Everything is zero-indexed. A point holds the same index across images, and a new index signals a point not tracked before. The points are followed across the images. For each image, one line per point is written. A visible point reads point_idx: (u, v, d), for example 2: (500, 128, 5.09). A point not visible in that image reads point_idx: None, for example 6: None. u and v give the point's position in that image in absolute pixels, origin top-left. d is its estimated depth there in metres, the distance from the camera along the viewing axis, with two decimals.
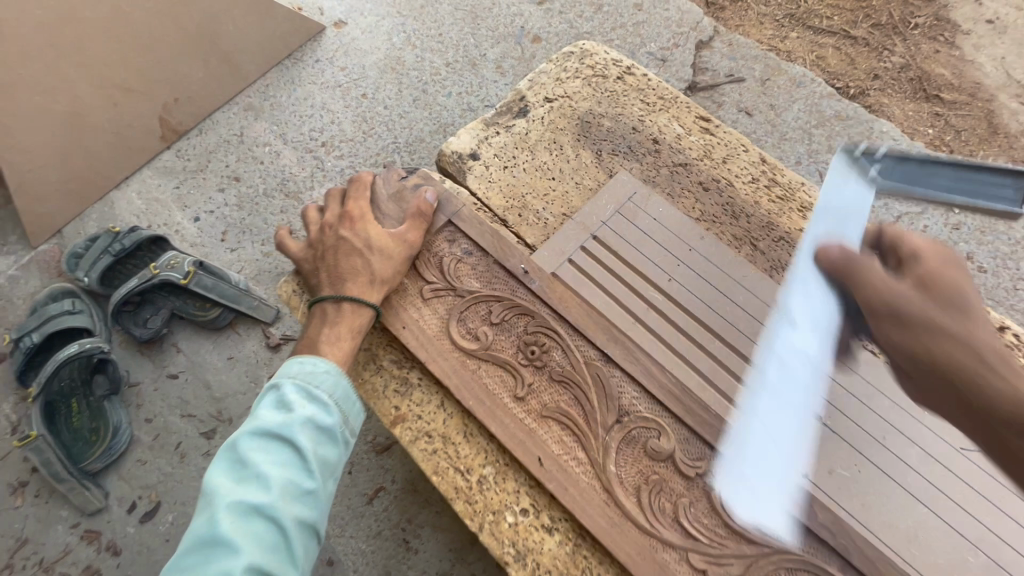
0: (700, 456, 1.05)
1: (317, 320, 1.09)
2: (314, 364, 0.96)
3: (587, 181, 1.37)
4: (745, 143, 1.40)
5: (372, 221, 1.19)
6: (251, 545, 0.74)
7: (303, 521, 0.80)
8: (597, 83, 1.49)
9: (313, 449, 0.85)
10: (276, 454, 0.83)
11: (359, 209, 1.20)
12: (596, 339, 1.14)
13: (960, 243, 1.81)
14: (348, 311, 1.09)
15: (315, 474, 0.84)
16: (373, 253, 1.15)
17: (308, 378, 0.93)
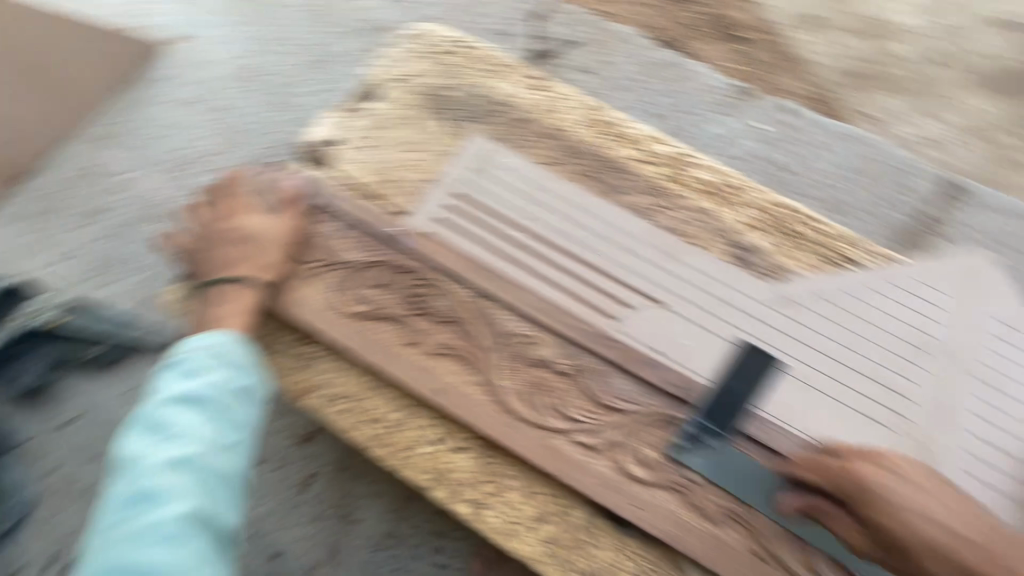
0: (571, 356, 1.24)
1: (203, 303, 1.17)
2: (215, 336, 1.06)
3: (442, 147, 1.50)
4: (573, 94, 1.61)
5: (244, 210, 1.27)
6: (184, 493, 0.87)
7: (230, 469, 0.94)
8: (437, 59, 1.62)
9: (226, 408, 0.98)
10: (192, 417, 0.94)
11: (229, 202, 1.28)
12: (469, 280, 1.30)
13: (772, 154, 2.17)
14: (234, 288, 1.18)
15: (229, 428, 0.96)
16: (250, 239, 1.23)
17: (210, 348, 1.04)
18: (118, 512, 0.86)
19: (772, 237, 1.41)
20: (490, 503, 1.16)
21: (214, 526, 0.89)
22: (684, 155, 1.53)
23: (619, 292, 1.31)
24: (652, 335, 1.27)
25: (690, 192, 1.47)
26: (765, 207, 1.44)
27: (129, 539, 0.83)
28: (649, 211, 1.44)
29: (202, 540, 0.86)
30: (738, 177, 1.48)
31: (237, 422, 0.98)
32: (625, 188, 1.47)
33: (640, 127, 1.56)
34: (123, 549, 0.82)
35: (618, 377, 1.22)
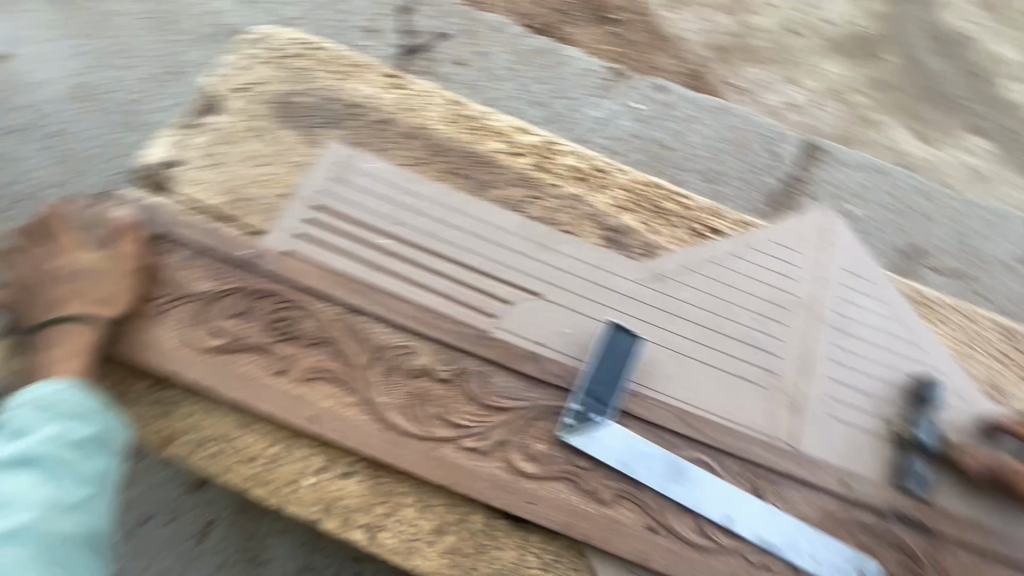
0: (452, 360, 1.21)
1: (43, 351, 1.08)
2: (50, 387, 1.00)
3: (298, 158, 1.42)
4: (435, 90, 1.56)
5: (78, 248, 1.16)
6: (27, 562, 0.84)
7: (80, 526, 0.92)
8: (284, 63, 1.52)
9: (67, 464, 0.94)
10: (28, 479, 0.91)
11: (59, 241, 1.17)
12: (337, 296, 1.24)
13: (650, 131, 2.25)
14: (78, 331, 1.10)
15: (77, 483, 0.93)
16: (88, 276, 1.13)
17: (46, 402, 0.98)
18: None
19: (640, 217, 1.47)
20: (384, 524, 1.13)
21: None
22: (552, 143, 1.53)
23: (495, 288, 1.30)
24: (531, 327, 1.27)
25: (559, 179, 1.48)
26: (631, 188, 1.50)
27: None
28: (521, 202, 1.43)
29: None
30: (603, 161, 1.54)
31: (82, 479, 0.94)
32: (494, 182, 1.45)
33: (504, 119, 1.55)
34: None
35: (501, 374, 1.21)
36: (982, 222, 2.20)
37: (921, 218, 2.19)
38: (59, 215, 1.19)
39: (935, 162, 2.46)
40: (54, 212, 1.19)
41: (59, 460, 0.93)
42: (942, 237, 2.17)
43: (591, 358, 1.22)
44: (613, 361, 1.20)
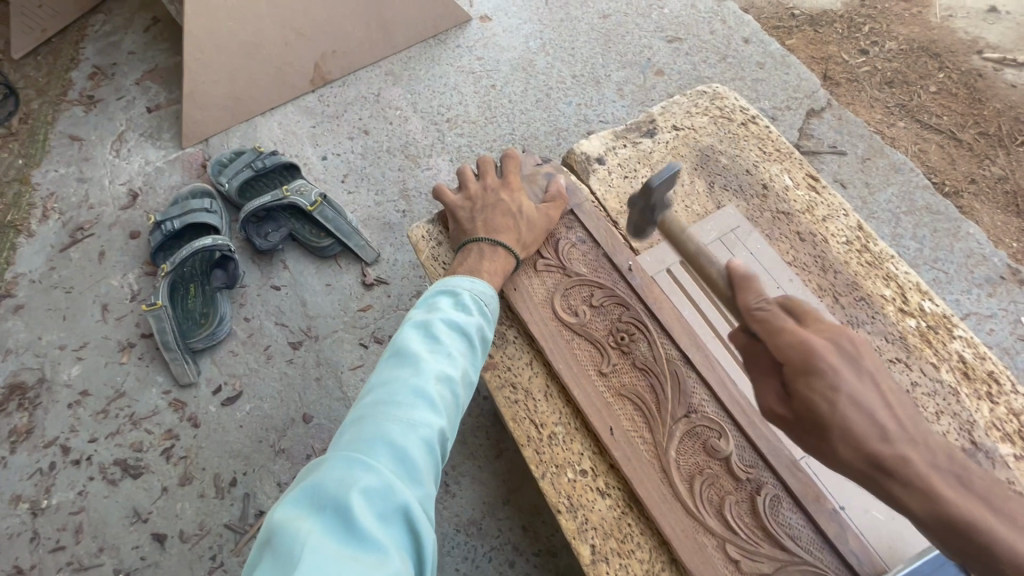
0: (752, 464, 1.17)
1: (474, 256, 1.28)
2: (482, 285, 1.19)
3: (696, 206, 1.53)
4: (846, 208, 1.52)
5: (521, 195, 1.38)
6: (444, 409, 0.95)
7: (463, 405, 1.02)
8: (722, 123, 1.63)
9: (477, 352, 1.09)
10: (460, 346, 1.06)
11: (510, 183, 1.39)
12: (680, 341, 1.28)
13: (1020, 354, 1.90)
14: (501, 256, 1.28)
15: (477, 372, 1.07)
16: (521, 218, 1.34)
17: (478, 294, 1.17)
18: (388, 392, 0.93)
19: (1019, 453, 1.23)
20: (611, 560, 1.13)
21: (444, 452, 0.95)
22: (946, 319, 1.38)
23: None
24: (842, 489, 1.16)
25: (940, 361, 1.32)
26: (1020, 417, 1.27)
27: (403, 424, 0.88)
28: (886, 360, 1.32)
29: (440, 458, 0.91)
30: (998, 369, 1.32)
31: (479, 370, 1.08)
32: (867, 324, 1.37)
33: (906, 271, 1.43)
34: (389, 429, 0.87)
35: (794, 512, 1.12)
36: None
37: None
38: (515, 166, 1.43)
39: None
40: (512, 161, 1.44)
41: (476, 346, 1.09)
42: None
43: (916, 571, 1.01)
44: None
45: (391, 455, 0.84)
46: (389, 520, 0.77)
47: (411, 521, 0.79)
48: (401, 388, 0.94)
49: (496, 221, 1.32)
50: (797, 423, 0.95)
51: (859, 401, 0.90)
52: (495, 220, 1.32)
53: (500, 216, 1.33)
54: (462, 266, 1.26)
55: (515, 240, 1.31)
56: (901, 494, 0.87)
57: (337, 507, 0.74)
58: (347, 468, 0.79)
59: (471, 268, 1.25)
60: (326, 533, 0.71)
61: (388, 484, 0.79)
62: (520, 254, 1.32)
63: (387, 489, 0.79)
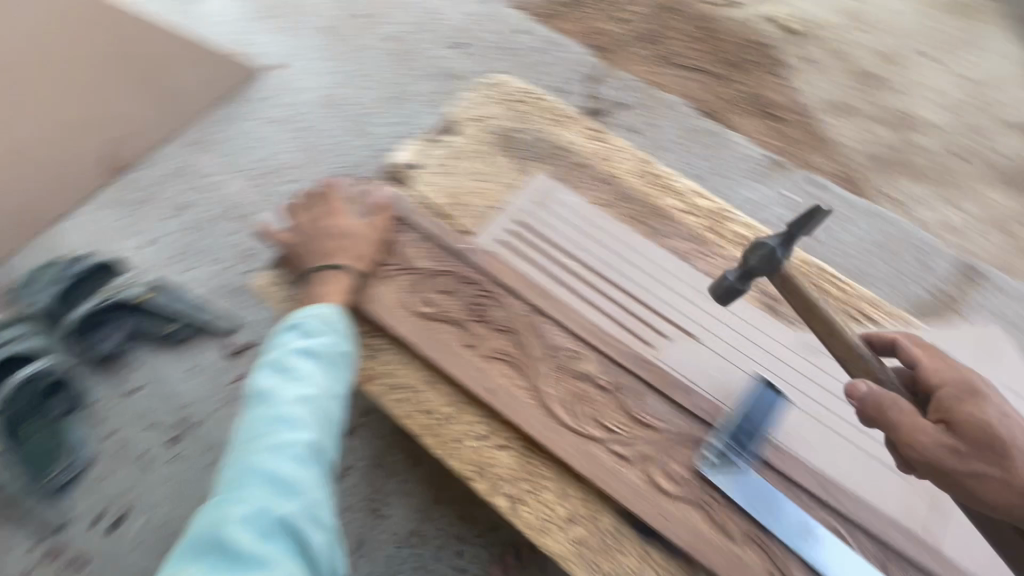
0: (612, 373, 1.35)
1: (315, 284, 1.33)
2: (325, 305, 1.19)
3: (510, 181, 1.67)
4: (628, 146, 1.80)
5: (343, 215, 1.44)
6: (311, 425, 1.00)
7: (337, 417, 1.06)
8: (511, 105, 1.85)
9: (339, 362, 1.12)
10: (314, 365, 1.08)
11: (330, 207, 1.45)
12: (526, 295, 1.44)
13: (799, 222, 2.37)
14: (338, 277, 1.35)
15: (343, 380, 1.11)
16: (348, 236, 1.41)
17: (327, 317, 1.16)
18: (253, 428, 0.98)
19: (800, 291, 1.56)
20: (526, 499, 1.26)
21: (328, 461, 1.00)
22: (723, 210, 1.70)
23: (660, 324, 1.44)
24: (688, 367, 1.39)
25: (727, 244, 1.64)
26: (794, 263, 1.60)
27: (268, 453, 0.94)
28: (691, 256, 1.60)
29: (319, 467, 0.97)
30: (769, 235, 1.66)
31: (346, 378, 1.12)
32: (669, 233, 1.63)
33: (685, 181, 1.74)
34: (255, 462, 0.93)
35: (654, 397, 1.33)
36: None
37: None
38: (332, 189, 1.50)
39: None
40: (328, 186, 1.50)
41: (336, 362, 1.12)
42: None
43: (739, 407, 1.33)
44: (758, 416, 1.31)
45: (262, 484, 0.90)
46: (270, 537, 0.85)
47: (293, 530, 0.87)
48: (260, 426, 0.98)
49: (325, 247, 1.39)
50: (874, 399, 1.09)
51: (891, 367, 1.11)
52: (324, 246, 1.39)
53: (327, 241, 1.39)
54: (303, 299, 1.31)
55: (350, 257, 1.38)
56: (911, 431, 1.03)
57: (215, 545, 0.82)
58: (221, 510, 0.87)
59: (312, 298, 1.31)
60: (209, 569, 0.80)
61: (259, 509, 0.86)
62: (361, 268, 1.40)
63: (261, 515, 0.86)
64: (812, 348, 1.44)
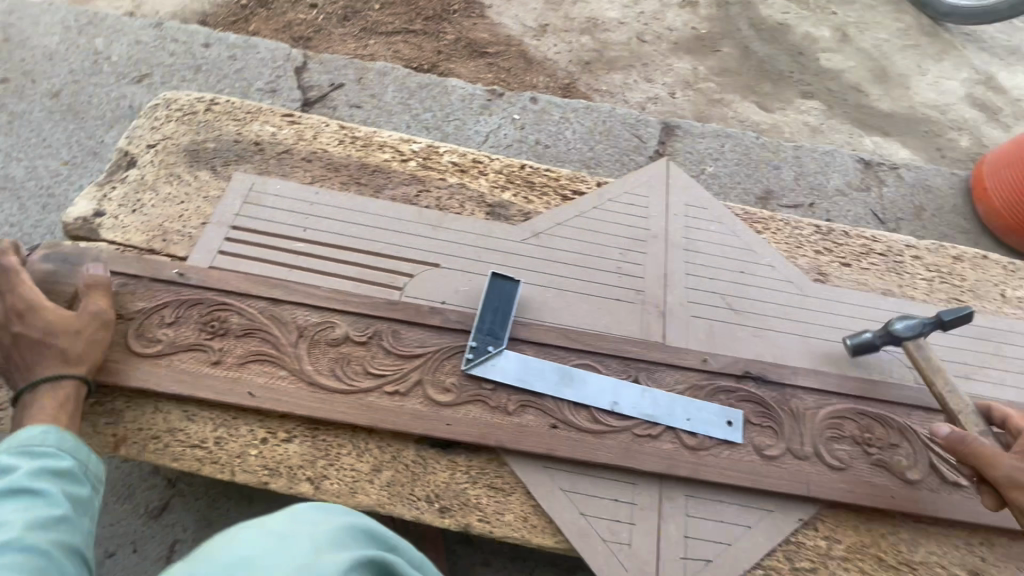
0: (367, 326, 1.42)
1: (21, 411, 1.16)
2: (27, 434, 1.07)
3: (212, 192, 1.63)
4: (326, 121, 1.85)
5: (41, 311, 1.24)
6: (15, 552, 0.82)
7: (64, 535, 0.90)
8: (190, 119, 1.77)
9: (51, 488, 0.98)
10: (13, 496, 0.92)
11: (19, 305, 1.23)
12: (259, 292, 1.42)
13: (531, 135, 2.55)
14: (46, 395, 1.18)
15: (62, 501, 0.96)
16: (49, 339, 1.21)
17: (26, 445, 1.05)
18: None
19: (515, 192, 1.77)
20: (328, 473, 1.29)
21: None
22: (431, 148, 1.84)
23: (399, 266, 1.56)
24: (435, 291, 1.53)
25: (443, 174, 1.78)
26: (501, 171, 1.82)
27: None
28: (413, 197, 1.71)
29: None
30: (477, 155, 1.84)
31: (65, 498, 0.97)
32: (387, 185, 1.73)
33: (389, 134, 1.85)
34: None
35: (411, 330, 1.43)
36: (816, 162, 2.66)
37: (768, 169, 2.61)
38: (22, 281, 1.28)
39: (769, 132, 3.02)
40: (14, 278, 1.27)
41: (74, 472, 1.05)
42: (787, 179, 2.60)
43: (485, 304, 1.45)
44: (500, 305, 1.46)
45: None
46: None
47: None
48: None
49: (22, 361, 1.20)
50: None
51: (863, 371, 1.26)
52: (22, 358, 1.20)
53: (24, 352, 1.20)
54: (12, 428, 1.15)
55: (57, 364, 1.21)
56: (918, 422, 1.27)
57: None
58: None
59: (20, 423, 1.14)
60: None
61: None
62: (78, 356, 1.23)
63: None
64: (532, 232, 1.67)
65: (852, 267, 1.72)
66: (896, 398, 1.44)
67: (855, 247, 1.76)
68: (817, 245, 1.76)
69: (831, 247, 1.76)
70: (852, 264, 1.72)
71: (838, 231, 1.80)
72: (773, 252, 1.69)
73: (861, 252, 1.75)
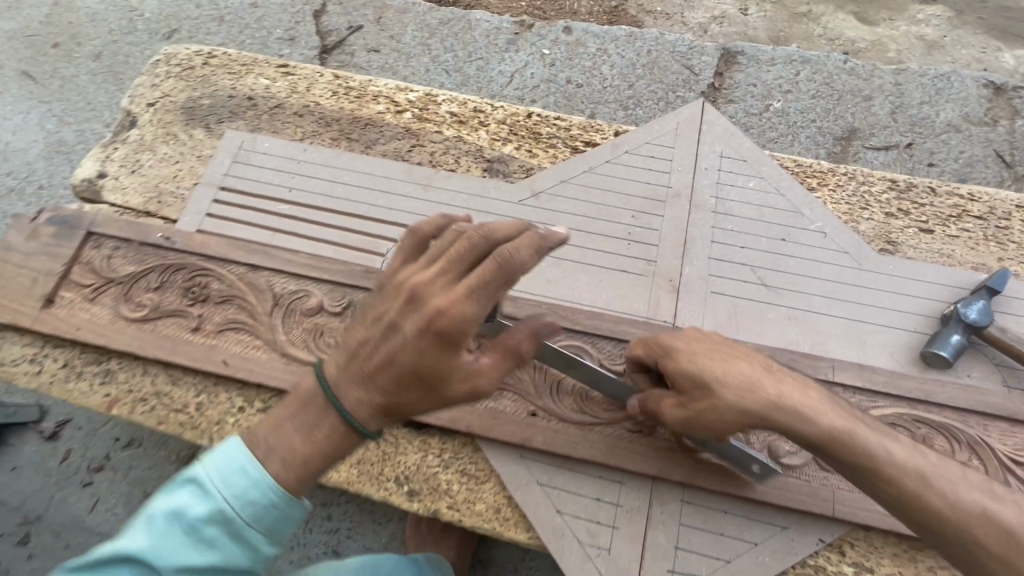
0: (342, 296, 1.34)
1: (310, 397, 0.87)
2: (241, 470, 0.81)
3: (205, 151, 1.59)
4: (320, 70, 1.72)
5: (437, 347, 0.83)
6: None
7: None
8: (188, 75, 1.71)
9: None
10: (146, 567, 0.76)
11: (438, 318, 0.82)
12: (239, 258, 1.38)
13: (560, 74, 2.26)
14: (325, 430, 0.86)
15: None
16: (417, 379, 0.84)
17: (224, 485, 0.80)
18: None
19: (517, 144, 1.57)
20: None
21: None
22: (429, 95, 1.67)
23: (384, 230, 1.44)
24: None
25: (440, 126, 1.61)
26: (506, 121, 1.61)
27: None
28: (405, 152, 1.57)
29: None
30: (478, 102, 1.64)
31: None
32: (379, 140, 1.59)
33: (385, 83, 1.69)
34: None
35: None
36: (923, 90, 2.11)
37: (855, 100, 2.13)
38: (479, 285, 0.82)
39: (867, 53, 2.43)
40: (485, 277, 0.82)
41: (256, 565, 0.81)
42: (880, 114, 2.10)
43: None
44: None
45: None
46: None
47: None
48: None
49: (360, 364, 0.86)
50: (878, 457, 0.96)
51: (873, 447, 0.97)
52: (369, 357, 0.86)
53: (378, 358, 0.85)
54: (292, 401, 0.88)
55: (378, 410, 0.86)
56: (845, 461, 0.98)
57: None
58: None
59: (297, 418, 0.87)
60: None
61: None
62: (387, 404, 0.86)
63: None
64: (532, 192, 1.47)
65: (934, 235, 1.41)
66: (969, 404, 1.16)
67: (942, 211, 1.44)
68: (891, 205, 1.45)
69: (908, 208, 1.45)
70: (935, 231, 1.42)
71: (919, 190, 1.47)
72: (828, 215, 1.41)
73: (949, 217, 1.43)
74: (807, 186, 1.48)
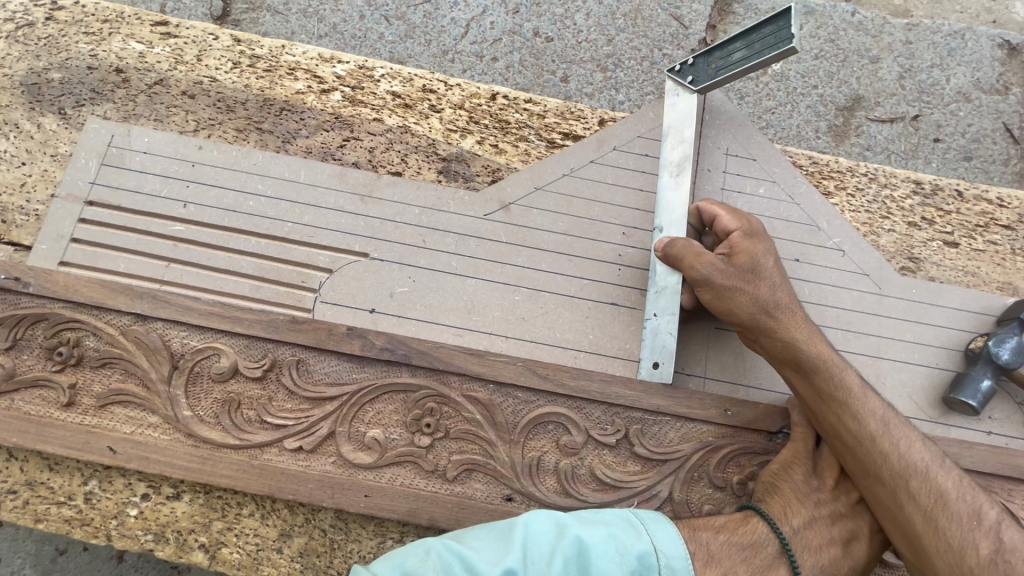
0: (262, 354, 1.06)
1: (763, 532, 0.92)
2: (664, 529, 0.82)
3: (62, 148, 1.18)
4: (212, 30, 1.32)
5: (853, 538, 0.97)
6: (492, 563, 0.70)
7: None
8: (25, 35, 1.25)
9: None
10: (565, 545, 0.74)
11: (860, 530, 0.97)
12: (120, 305, 1.05)
13: (524, 25, 1.86)
14: (764, 554, 0.89)
15: None
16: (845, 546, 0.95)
17: (654, 537, 0.80)
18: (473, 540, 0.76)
19: (479, 137, 1.28)
20: (225, 539, 1.04)
21: None
22: (364, 68, 1.33)
23: (313, 258, 1.12)
24: (362, 296, 1.11)
25: (379, 111, 1.27)
26: (465, 106, 1.31)
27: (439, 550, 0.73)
28: (336, 148, 1.23)
29: None
30: (427, 79, 1.33)
31: None
32: (300, 132, 1.23)
33: (303, 50, 1.32)
34: (433, 542, 0.75)
35: (322, 359, 1.06)
36: (935, 51, 1.84)
37: (861, 61, 1.85)
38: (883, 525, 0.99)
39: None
40: None
41: None
42: (887, 80, 1.84)
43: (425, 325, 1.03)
44: None
45: (411, 556, 0.73)
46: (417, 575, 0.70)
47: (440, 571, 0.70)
48: (482, 538, 0.76)
49: (816, 530, 0.95)
50: (825, 398, 0.99)
51: (815, 338, 1.02)
52: (809, 530, 0.94)
53: (816, 531, 0.95)
54: (738, 526, 0.91)
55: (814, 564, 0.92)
56: (798, 379, 1.02)
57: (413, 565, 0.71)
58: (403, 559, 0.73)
59: (742, 553, 0.88)
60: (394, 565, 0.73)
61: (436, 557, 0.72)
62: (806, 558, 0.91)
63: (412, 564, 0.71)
64: (502, 205, 1.17)
65: (959, 250, 1.24)
66: (1001, 466, 1.05)
67: (978, 219, 1.28)
68: (915, 213, 1.27)
69: (941, 216, 1.28)
70: (969, 244, 1.25)
71: (947, 195, 1.30)
72: (848, 229, 1.19)
73: (986, 226, 1.27)
74: (825, 190, 1.29)
